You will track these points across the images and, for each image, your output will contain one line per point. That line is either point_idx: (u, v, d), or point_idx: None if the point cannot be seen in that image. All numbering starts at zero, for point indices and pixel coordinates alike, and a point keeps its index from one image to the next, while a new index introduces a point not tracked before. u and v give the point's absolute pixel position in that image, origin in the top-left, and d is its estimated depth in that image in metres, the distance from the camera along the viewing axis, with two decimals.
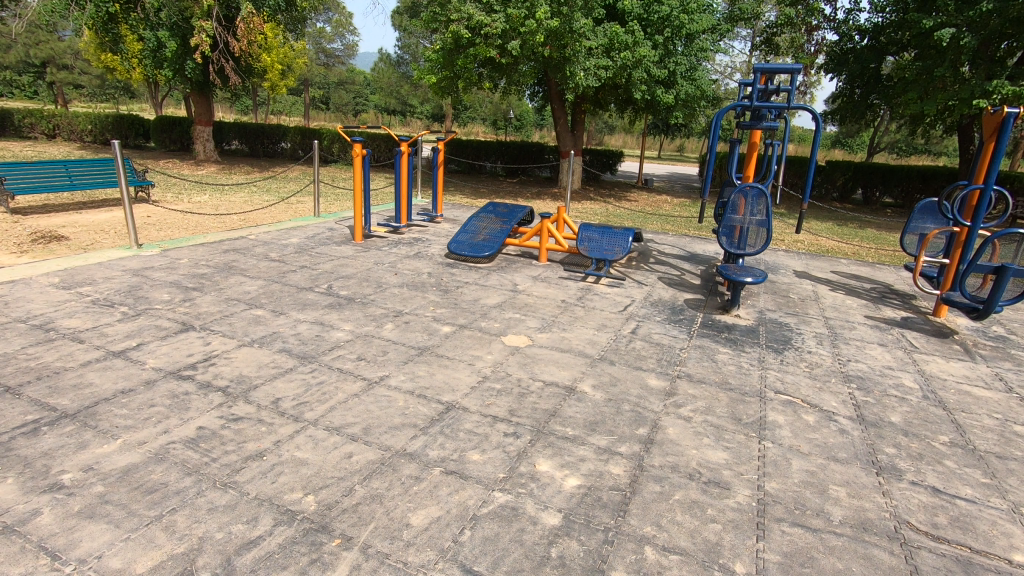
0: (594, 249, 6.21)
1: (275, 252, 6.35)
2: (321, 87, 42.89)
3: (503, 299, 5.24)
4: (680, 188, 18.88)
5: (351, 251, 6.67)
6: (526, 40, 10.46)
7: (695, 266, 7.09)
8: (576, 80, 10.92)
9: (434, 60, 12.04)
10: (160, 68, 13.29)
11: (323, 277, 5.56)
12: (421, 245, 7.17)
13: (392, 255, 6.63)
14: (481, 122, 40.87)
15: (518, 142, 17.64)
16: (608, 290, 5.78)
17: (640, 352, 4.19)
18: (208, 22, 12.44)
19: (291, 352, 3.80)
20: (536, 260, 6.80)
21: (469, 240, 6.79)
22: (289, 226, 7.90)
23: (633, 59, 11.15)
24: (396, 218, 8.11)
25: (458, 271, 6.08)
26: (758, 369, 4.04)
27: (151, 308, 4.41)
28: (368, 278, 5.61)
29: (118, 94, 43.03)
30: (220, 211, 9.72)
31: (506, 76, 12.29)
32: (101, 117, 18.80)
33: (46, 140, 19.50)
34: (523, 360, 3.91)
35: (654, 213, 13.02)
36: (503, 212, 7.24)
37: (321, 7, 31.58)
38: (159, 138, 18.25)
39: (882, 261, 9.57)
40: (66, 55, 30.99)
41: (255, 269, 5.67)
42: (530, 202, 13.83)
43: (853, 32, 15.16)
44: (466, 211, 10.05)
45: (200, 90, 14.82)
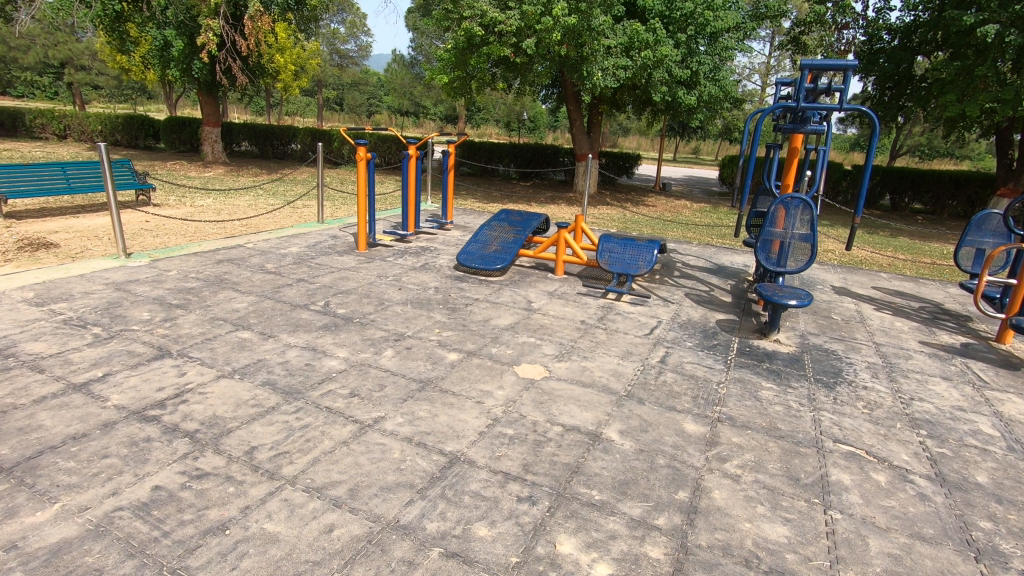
0: (615, 262, 5.71)
1: (272, 263, 5.93)
2: (335, 88, 42.81)
3: (516, 319, 4.76)
4: (699, 192, 18.30)
5: (353, 262, 6.24)
6: (542, 38, 10.00)
7: (724, 281, 6.56)
8: (594, 81, 10.43)
9: (446, 59, 11.62)
10: (168, 68, 13.01)
11: (320, 292, 5.12)
12: (429, 255, 6.72)
13: (397, 267, 6.18)
14: (494, 123, 40.50)
15: (532, 144, 17.18)
16: (631, 309, 5.27)
17: (672, 388, 3.67)
18: (215, 20, 12.11)
19: (276, 386, 3.35)
20: (551, 273, 6.31)
21: (480, 250, 6.32)
22: (291, 234, 7.49)
23: (654, 59, 10.63)
24: (403, 225, 7.66)
25: (467, 286, 5.62)
26: (811, 410, 3.51)
27: (127, 329, 3.99)
28: (369, 294, 5.15)
29: (136, 95, 43.45)
30: (222, 217, 9.34)
31: (521, 76, 11.82)
32: (112, 118, 18.80)
33: (57, 140, 19.40)
34: (539, 398, 3.42)
35: (674, 220, 12.47)
36: (516, 221, 6.79)
37: (335, 8, 31.40)
38: (168, 139, 18.06)
39: (920, 274, 8.95)
40: (84, 56, 31.14)
41: (248, 282, 5.25)
42: (544, 207, 13.36)
43: (882, 31, 14.50)
44: (477, 217, 9.61)
45: (208, 90, 14.53)
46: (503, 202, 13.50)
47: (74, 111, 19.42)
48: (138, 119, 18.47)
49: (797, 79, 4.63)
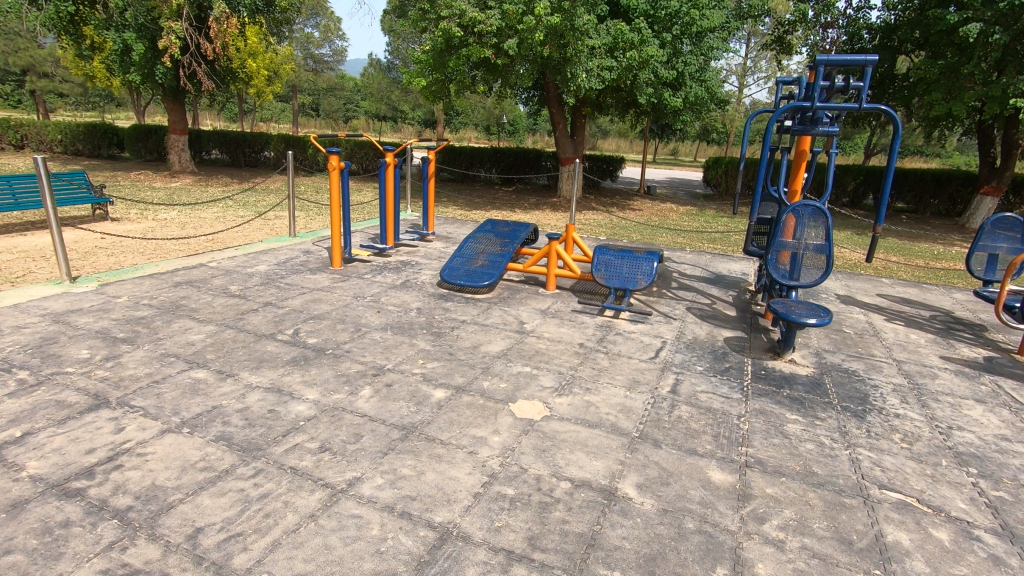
0: (612, 276, 5.29)
1: (236, 285, 5.40)
2: (310, 93, 42.02)
3: (508, 344, 4.31)
4: (683, 195, 18.07)
5: (327, 281, 5.72)
6: (524, 38, 9.62)
7: (725, 292, 6.19)
8: (578, 83, 10.08)
9: (424, 61, 11.16)
10: (128, 74, 12.30)
11: (290, 318, 4.60)
12: (410, 271, 6.24)
13: (375, 286, 5.68)
14: (474, 127, 40.06)
15: (513, 149, 16.77)
16: (631, 328, 4.85)
17: (690, 425, 3.25)
18: (177, 22, 11.45)
19: (231, 441, 2.84)
20: (542, 288, 5.88)
21: (465, 265, 5.85)
22: (260, 249, 6.95)
23: (640, 59, 10.30)
24: (382, 238, 7.16)
25: (453, 306, 5.16)
26: (846, 447, 3.12)
27: (60, 372, 3.44)
28: (345, 319, 4.65)
29: (103, 102, 42.12)
30: (187, 231, 8.73)
31: (502, 78, 11.40)
32: (73, 127, 17.92)
33: (14, 151, 18.45)
34: (541, 444, 2.97)
35: (662, 225, 12.17)
36: (503, 233, 6.36)
37: (309, 12, 30.71)
38: (133, 148, 17.25)
39: (916, 277, 8.72)
40: (47, 63, 29.95)
41: (208, 309, 4.72)
42: (529, 213, 12.95)
43: (864, 30, 14.28)
44: (460, 226, 9.14)
45: (173, 96, 13.83)
46: (485, 209, 13.05)
47: (32, 120, 18.48)
48: (100, 127, 17.62)
49: (815, 80, 4.13)
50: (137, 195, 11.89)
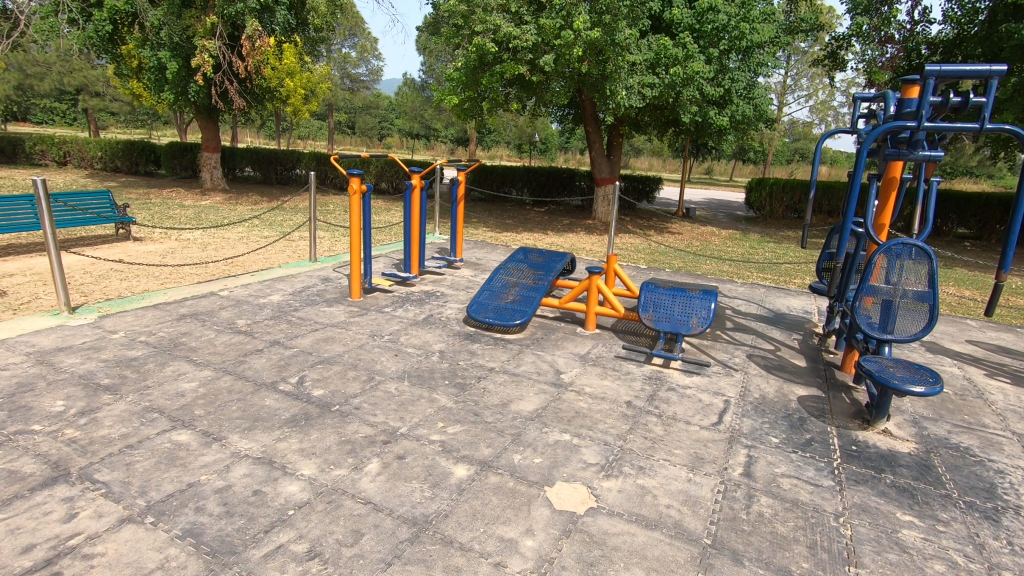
0: (662, 318, 4.64)
1: (245, 319, 4.94)
2: (346, 111, 42.67)
3: (543, 403, 3.68)
4: (724, 217, 17.21)
5: (343, 315, 5.22)
6: (561, 54, 9.15)
7: (789, 336, 5.43)
8: (618, 100, 9.53)
9: (457, 79, 10.80)
10: (163, 91, 12.28)
11: (296, 362, 4.09)
12: (434, 305, 5.71)
13: (395, 322, 5.15)
14: (505, 146, 39.94)
15: (546, 168, 16.28)
16: (685, 383, 4.17)
17: (776, 529, 2.55)
18: (210, 41, 11.37)
19: (201, 539, 2.28)
20: (580, 327, 5.25)
21: (495, 300, 5.27)
22: (277, 276, 6.53)
23: (684, 76, 9.69)
24: (406, 266, 6.67)
25: (481, 349, 4.58)
26: (989, 572, 2.37)
27: (23, 431, 2.97)
28: (358, 364, 4.11)
29: (151, 121, 43.71)
30: (207, 253, 8.43)
31: (536, 96, 10.94)
32: (112, 144, 18.23)
33: (58, 167, 18.90)
34: (588, 555, 2.32)
35: (704, 251, 11.42)
36: (537, 263, 5.81)
37: (346, 33, 31.15)
38: (169, 165, 17.40)
39: (999, 317, 7.75)
40: (99, 83, 31.06)
41: (208, 349, 4.24)
42: (562, 235, 12.37)
43: (922, 46, 13.06)
44: (489, 251, 8.60)
45: (207, 114, 13.83)
46: (517, 231, 12.54)
47: (75, 137, 18.90)
48: (139, 144, 17.88)
49: (921, 96, 3.42)
50: (166, 214, 11.79)
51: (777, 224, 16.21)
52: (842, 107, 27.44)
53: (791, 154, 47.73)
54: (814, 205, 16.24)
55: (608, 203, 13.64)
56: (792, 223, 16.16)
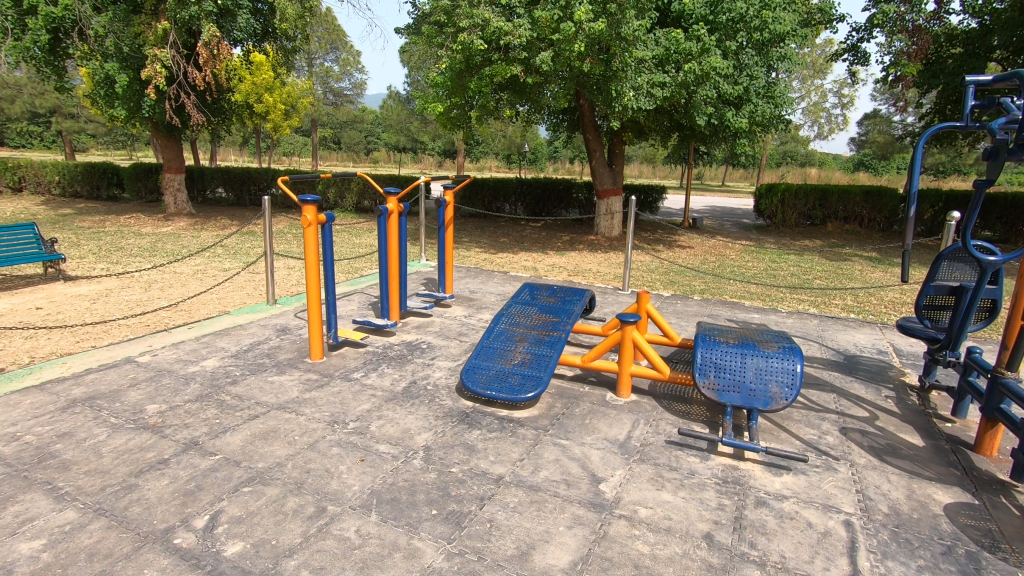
0: (729, 388, 3.40)
1: (160, 403, 3.64)
2: (331, 126, 41.56)
3: (582, 549, 2.41)
4: (732, 226, 16.11)
5: (296, 389, 3.92)
6: (560, 51, 8.01)
7: (878, 394, 4.18)
8: (624, 103, 8.43)
9: (441, 83, 9.62)
10: (114, 107, 10.98)
11: (212, 483, 2.79)
12: (419, 365, 4.44)
13: (365, 397, 3.85)
14: (494, 157, 38.99)
15: (541, 180, 15.15)
16: (776, 490, 2.91)
17: None
18: (163, 49, 10.07)
19: None
20: (613, 394, 4.00)
21: (496, 359, 3.99)
22: (223, 327, 5.24)
23: (699, 72, 8.55)
24: (385, 310, 5.38)
25: (482, 439, 3.31)
26: None
27: None
28: (304, 482, 2.82)
29: (131, 144, 42.45)
30: (149, 294, 7.10)
31: (531, 101, 9.79)
32: (72, 168, 16.86)
33: (12, 193, 17.52)
34: None
35: (723, 268, 10.27)
36: (550, 306, 4.57)
37: (328, 46, 30.02)
38: (133, 188, 16.09)
39: None
40: (70, 104, 29.77)
41: (88, 462, 2.94)
42: (564, 254, 11.19)
43: (945, 37, 11.94)
44: (484, 281, 7.35)
45: (167, 132, 12.54)
46: (513, 251, 11.33)
47: (30, 161, 17.49)
48: (100, 167, 16.55)
49: None
50: (117, 245, 10.45)
51: (789, 232, 15.12)
52: (837, 108, 26.70)
53: (781, 157, 47.19)
54: (828, 211, 15.17)
55: (612, 216, 12.46)
56: (805, 231, 15.07)
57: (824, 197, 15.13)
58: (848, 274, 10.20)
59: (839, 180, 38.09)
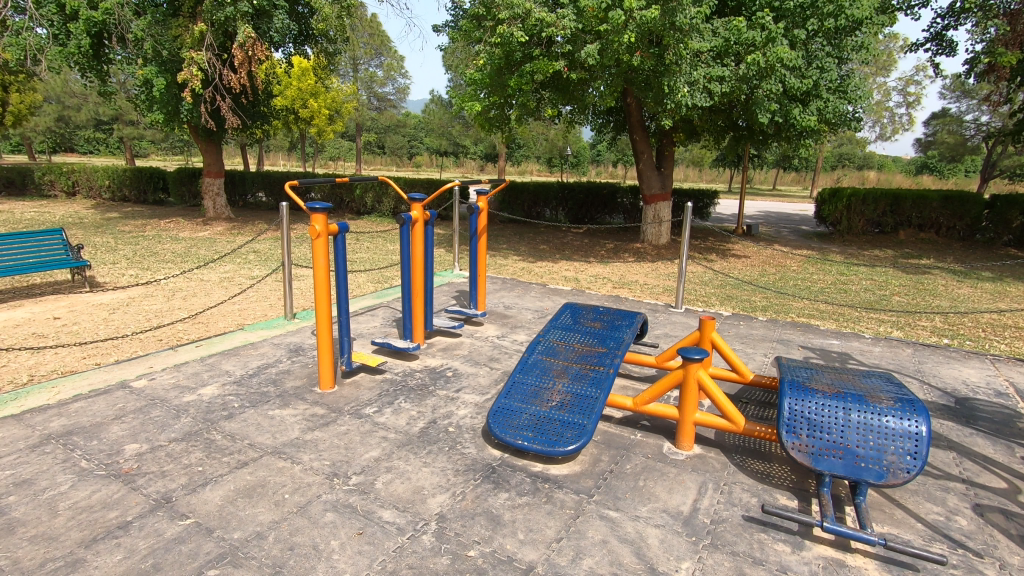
0: (828, 452, 2.64)
1: (142, 442, 3.16)
2: (375, 130, 41.91)
3: None
4: (790, 234, 14.94)
5: (297, 428, 3.38)
6: (608, 43, 7.34)
7: (1012, 454, 3.30)
8: (678, 99, 7.73)
9: (479, 81, 9.06)
10: (154, 111, 10.96)
11: (171, 563, 2.24)
12: (442, 399, 3.84)
13: (375, 440, 3.27)
14: (535, 161, 38.44)
15: (584, 184, 14.46)
16: None
17: None
18: (199, 52, 9.88)
19: None
20: (673, 444, 3.28)
21: (530, 398, 3.33)
22: (234, 346, 4.78)
23: (764, 64, 7.68)
24: (409, 330, 4.81)
25: (510, 507, 2.67)
26: None
27: None
28: (284, 565, 2.25)
29: (186, 149, 43.97)
30: (171, 305, 6.78)
31: (575, 100, 9.13)
32: (121, 172, 17.20)
33: (66, 197, 18.08)
34: None
35: (785, 282, 9.33)
36: (595, 332, 3.90)
37: (373, 52, 30.05)
38: (178, 192, 16.28)
39: None
40: (129, 112, 30.93)
41: (38, 523, 2.46)
42: (608, 263, 10.46)
43: None
44: (520, 295, 6.72)
45: (207, 136, 12.49)
46: (553, 259, 10.68)
47: (83, 166, 17.98)
48: (147, 171, 16.84)
49: None
50: (152, 250, 10.36)
51: (855, 241, 13.87)
52: (902, 107, 24.91)
53: (837, 159, 44.83)
54: (899, 218, 13.87)
55: (660, 223, 11.62)
56: (874, 240, 13.80)
57: (895, 202, 13.82)
58: (930, 290, 9.06)
59: (902, 184, 35.76)
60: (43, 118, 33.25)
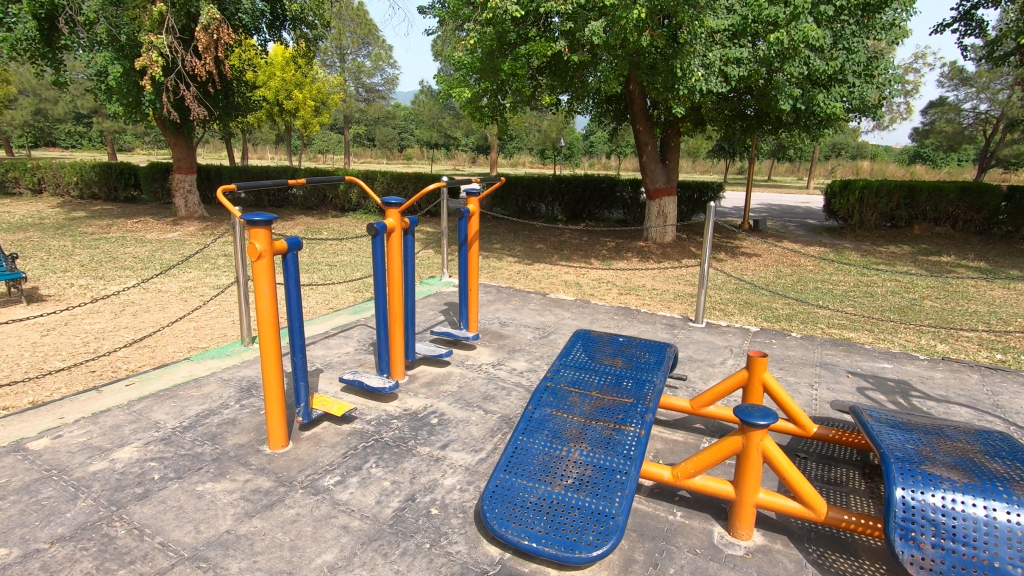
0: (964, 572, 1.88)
1: (13, 545, 2.32)
2: (364, 122, 40.77)
3: None
4: (798, 229, 14.21)
5: (231, 515, 2.55)
6: (615, 19, 6.49)
7: None
8: (691, 84, 7.00)
9: (470, 65, 8.17)
10: (114, 101, 10.01)
11: None
12: (423, 461, 3.02)
13: (332, 534, 2.44)
14: (527, 152, 37.48)
15: (580, 177, 13.62)
16: None
17: None
18: (159, 35, 8.90)
19: None
20: (729, 532, 2.49)
21: (538, 471, 2.52)
22: (173, 384, 3.93)
23: (787, 43, 6.87)
24: (387, 365, 3.99)
25: None
26: None
27: None
28: None
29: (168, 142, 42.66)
30: (117, 324, 5.91)
31: (575, 86, 8.28)
32: (89, 168, 16.18)
33: (32, 195, 17.05)
34: None
35: (803, 284, 8.58)
36: (617, 374, 3.09)
37: (360, 41, 28.77)
38: (150, 189, 15.31)
39: None
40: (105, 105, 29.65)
41: None
42: (610, 264, 9.65)
43: None
44: (517, 308, 5.90)
45: (175, 127, 11.53)
46: (551, 260, 9.87)
47: (48, 162, 16.91)
48: (117, 167, 15.86)
49: None
50: (112, 254, 9.44)
51: (868, 236, 13.14)
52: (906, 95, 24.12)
53: (833, 149, 44.21)
54: (914, 212, 13.13)
55: (665, 219, 10.80)
56: (888, 234, 13.07)
57: (910, 194, 13.09)
58: (962, 292, 8.33)
59: (900, 172, 35.20)
60: (18, 111, 32.02)
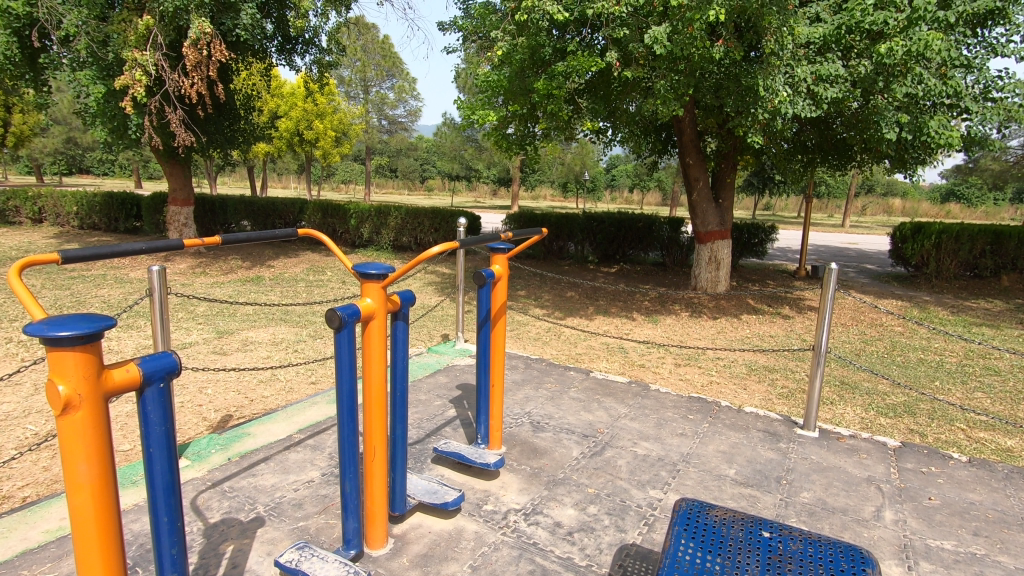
0: None
1: None
2: (386, 154, 40.26)
3: None
4: (861, 277, 12.52)
5: None
6: (682, 23, 5.14)
7: None
8: (775, 106, 5.57)
9: (496, 85, 6.89)
10: (97, 125, 8.95)
11: None
12: None
13: None
14: (550, 185, 36.44)
15: (615, 213, 12.21)
16: None
17: None
18: (144, 52, 7.82)
19: None
20: None
21: None
22: (21, 550, 2.48)
23: (896, 56, 5.42)
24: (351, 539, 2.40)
25: None
26: None
27: None
28: None
29: None
30: (30, 405, 4.52)
31: (620, 109, 6.90)
32: (90, 198, 15.29)
33: (31, 225, 16.22)
34: None
35: (900, 355, 6.93)
36: None
37: (383, 73, 28.19)
38: (151, 220, 14.32)
39: None
40: None
41: None
42: (656, 320, 8.10)
43: None
44: (555, 398, 4.38)
45: (169, 154, 10.47)
46: (586, 313, 8.39)
47: (50, 191, 16.08)
48: (119, 197, 14.95)
49: None
50: (80, 297, 8.22)
51: (948, 288, 11.39)
52: None
53: (868, 187, 42.39)
54: (1002, 260, 11.38)
55: (717, 267, 9.20)
56: (972, 286, 11.29)
57: (997, 240, 11.37)
58: None
59: (939, 211, 33.34)
60: (49, 140, 32.20)
